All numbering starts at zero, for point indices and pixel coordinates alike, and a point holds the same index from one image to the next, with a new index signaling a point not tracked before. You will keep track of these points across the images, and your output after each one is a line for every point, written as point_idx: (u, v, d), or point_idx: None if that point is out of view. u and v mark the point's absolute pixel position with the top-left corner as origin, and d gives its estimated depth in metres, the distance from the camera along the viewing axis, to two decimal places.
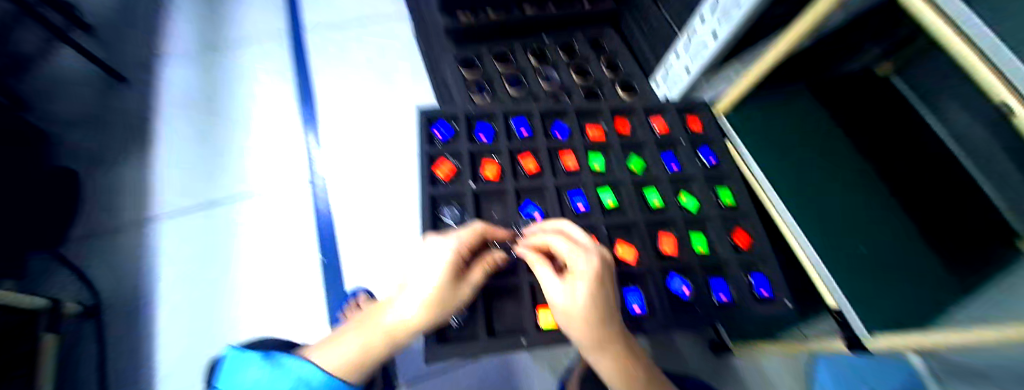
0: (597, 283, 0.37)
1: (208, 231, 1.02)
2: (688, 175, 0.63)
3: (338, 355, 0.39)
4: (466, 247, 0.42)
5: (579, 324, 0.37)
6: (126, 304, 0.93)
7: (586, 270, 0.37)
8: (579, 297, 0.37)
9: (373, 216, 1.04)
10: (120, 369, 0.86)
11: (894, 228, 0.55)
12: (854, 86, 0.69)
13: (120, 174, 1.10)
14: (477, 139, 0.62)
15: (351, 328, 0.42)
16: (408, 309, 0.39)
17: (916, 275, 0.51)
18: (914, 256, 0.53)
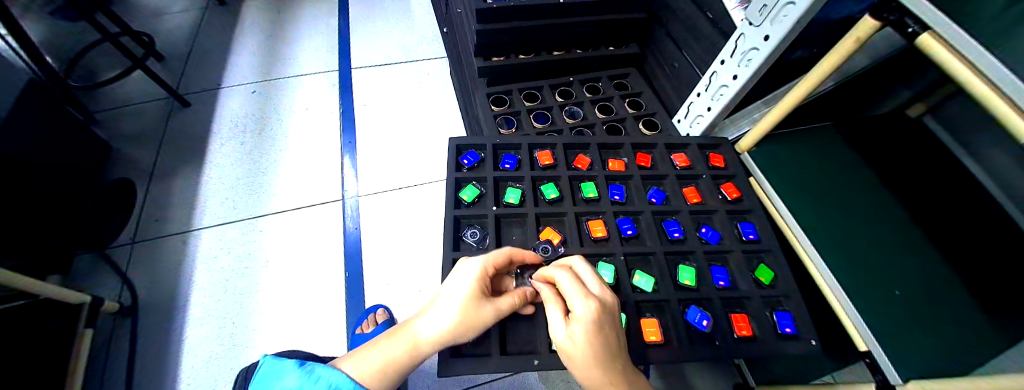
0: (597, 327, 0.38)
1: (246, 241, 1.09)
2: (709, 207, 0.65)
3: (369, 364, 0.43)
4: (494, 265, 0.47)
5: (581, 364, 0.38)
6: (163, 306, 0.99)
7: (583, 315, 0.39)
8: (575, 339, 0.39)
9: (397, 235, 1.09)
10: (145, 367, 0.89)
11: (930, 271, 0.53)
12: (886, 125, 0.70)
13: (175, 186, 1.22)
14: (502, 167, 0.66)
15: (382, 338, 0.46)
16: (438, 321, 0.43)
17: (956, 322, 0.49)
18: (956, 302, 0.50)
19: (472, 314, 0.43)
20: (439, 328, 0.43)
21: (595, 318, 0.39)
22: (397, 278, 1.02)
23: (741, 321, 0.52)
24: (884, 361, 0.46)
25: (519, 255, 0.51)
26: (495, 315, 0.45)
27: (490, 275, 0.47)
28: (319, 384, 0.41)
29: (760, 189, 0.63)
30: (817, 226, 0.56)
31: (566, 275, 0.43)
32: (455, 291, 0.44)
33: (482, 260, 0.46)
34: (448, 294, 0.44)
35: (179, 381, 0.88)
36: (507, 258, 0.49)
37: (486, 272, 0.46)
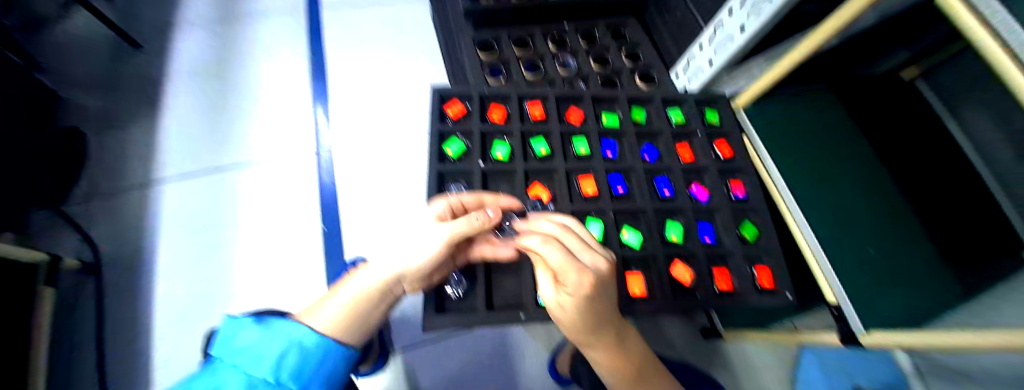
0: (590, 298, 0.36)
1: (214, 195, 1.01)
2: (700, 165, 0.63)
3: (328, 313, 0.39)
4: (461, 202, 0.48)
5: (571, 324, 0.39)
6: (128, 264, 0.93)
7: (571, 288, 0.35)
8: (568, 306, 0.37)
9: (378, 190, 1.04)
10: (119, 324, 0.86)
11: (907, 229, 0.55)
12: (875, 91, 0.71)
13: (126, 137, 1.10)
14: (488, 119, 0.61)
15: (338, 287, 0.43)
16: (404, 255, 0.42)
17: (922, 277, 0.51)
18: (923, 259, 0.53)
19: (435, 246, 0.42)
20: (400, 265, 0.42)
21: (583, 295, 0.35)
22: (376, 232, 0.98)
23: (721, 277, 0.54)
24: (851, 314, 0.48)
25: (492, 200, 0.51)
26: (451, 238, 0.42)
27: (457, 214, 0.47)
28: (280, 337, 0.35)
29: (753, 148, 0.63)
30: (804, 185, 0.56)
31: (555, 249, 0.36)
32: (416, 230, 0.44)
33: (447, 198, 0.47)
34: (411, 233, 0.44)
35: (153, 337, 0.86)
36: (479, 201, 0.50)
37: (451, 208, 0.47)
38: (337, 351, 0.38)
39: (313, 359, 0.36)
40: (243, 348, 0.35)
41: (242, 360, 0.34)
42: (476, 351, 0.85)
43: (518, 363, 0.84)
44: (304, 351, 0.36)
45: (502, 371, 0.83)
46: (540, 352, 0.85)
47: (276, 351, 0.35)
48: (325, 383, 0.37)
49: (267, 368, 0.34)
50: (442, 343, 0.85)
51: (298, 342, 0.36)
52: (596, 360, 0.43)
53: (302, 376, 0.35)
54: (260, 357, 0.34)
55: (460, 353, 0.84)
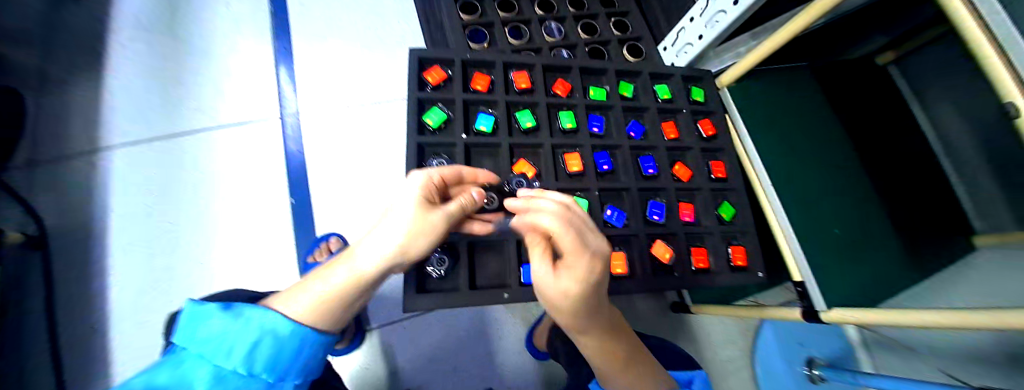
0: (591, 280, 0.32)
1: (166, 161, 0.91)
2: (685, 145, 0.63)
3: (305, 301, 0.36)
4: (442, 177, 0.43)
5: (568, 310, 0.36)
6: (73, 237, 0.83)
7: (574, 270, 0.32)
8: (567, 292, 0.33)
9: (352, 160, 0.97)
10: (70, 301, 0.79)
11: (860, 214, 0.62)
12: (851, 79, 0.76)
13: (50, 92, 0.94)
14: (471, 87, 0.57)
15: (315, 274, 0.39)
16: (385, 243, 0.37)
17: (867, 255, 0.59)
18: (869, 239, 0.61)
19: (425, 226, 0.38)
20: (384, 247, 0.37)
21: (585, 277, 0.32)
22: (349, 205, 0.94)
23: (700, 255, 0.55)
24: (816, 293, 0.52)
25: (471, 174, 0.48)
26: (445, 221, 0.40)
27: (439, 188, 0.42)
28: (251, 326, 0.34)
29: (733, 128, 0.63)
30: (778, 169, 0.57)
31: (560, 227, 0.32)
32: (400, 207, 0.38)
33: (427, 170, 0.42)
34: (394, 211, 0.39)
35: (110, 315, 0.78)
36: (458, 174, 0.46)
37: (433, 182, 0.41)
38: (314, 338, 0.36)
39: (289, 346, 0.35)
40: (210, 338, 0.33)
41: (209, 350, 0.32)
42: (454, 325, 0.86)
43: (496, 337, 0.86)
44: (278, 339, 0.34)
45: (478, 347, 0.85)
46: (516, 328, 0.87)
47: (246, 341, 0.33)
48: (303, 368, 0.36)
49: (238, 359, 0.33)
50: (417, 319, 0.85)
51: (271, 330, 0.34)
52: (586, 348, 0.42)
53: (276, 366, 0.34)
54: (229, 347, 0.33)
55: (437, 330, 0.85)
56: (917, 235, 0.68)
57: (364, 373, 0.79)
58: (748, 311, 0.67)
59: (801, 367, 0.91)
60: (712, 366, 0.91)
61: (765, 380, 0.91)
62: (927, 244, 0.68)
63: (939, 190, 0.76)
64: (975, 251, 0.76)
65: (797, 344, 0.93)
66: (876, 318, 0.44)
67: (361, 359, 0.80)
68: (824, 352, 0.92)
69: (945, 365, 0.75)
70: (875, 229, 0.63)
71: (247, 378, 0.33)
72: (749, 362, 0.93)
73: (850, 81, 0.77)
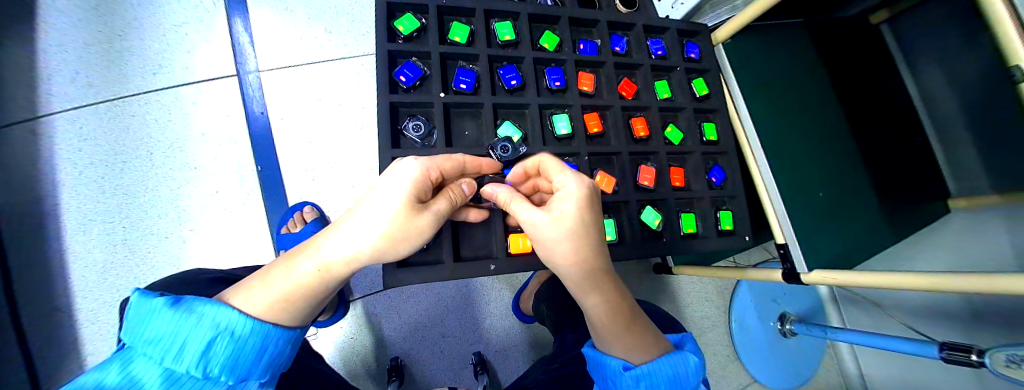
0: (587, 199, 0.39)
1: (117, 128, 0.82)
2: (678, 105, 0.59)
3: (267, 295, 0.34)
4: (440, 169, 0.39)
5: (569, 240, 0.38)
6: (20, 214, 0.76)
7: (573, 189, 0.39)
8: (566, 212, 0.38)
9: (323, 123, 0.89)
10: (31, 283, 0.74)
11: (841, 181, 0.64)
12: (842, 41, 0.74)
13: None
14: (449, 40, 0.52)
15: (277, 264, 0.36)
16: (359, 238, 0.35)
17: (847, 219, 0.61)
18: (849, 204, 0.63)
19: (407, 229, 0.36)
20: (359, 246, 0.35)
21: (582, 190, 0.39)
22: (323, 172, 0.88)
23: (689, 220, 0.55)
24: (800, 257, 0.54)
25: (473, 163, 0.44)
26: (434, 223, 0.38)
27: (433, 181, 0.39)
28: (203, 324, 0.31)
29: (727, 89, 0.60)
30: (768, 132, 0.57)
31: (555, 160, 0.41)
32: (380, 203, 0.35)
33: (424, 160, 0.37)
34: (372, 206, 0.35)
35: (73, 295, 0.74)
36: (458, 165, 0.42)
37: (428, 175, 0.37)
38: (278, 334, 0.35)
39: (250, 344, 0.33)
40: (158, 338, 0.31)
41: (158, 352, 0.30)
42: (440, 295, 0.85)
43: (482, 305, 0.86)
44: (236, 337, 0.32)
45: (464, 313, 0.85)
46: (503, 294, 0.88)
47: (199, 341, 0.31)
48: (268, 365, 0.35)
49: (191, 361, 0.31)
50: (401, 288, 0.84)
51: (226, 329, 0.32)
52: (592, 303, 0.42)
53: (236, 366, 0.33)
54: (181, 348, 0.31)
55: (422, 298, 0.84)
56: (893, 198, 0.69)
57: (350, 341, 0.79)
58: (730, 272, 0.69)
59: (774, 322, 0.96)
60: (691, 323, 0.95)
61: (740, 340, 0.94)
62: (901, 206, 0.70)
63: (921, 152, 0.77)
64: (950, 214, 0.78)
65: (770, 300, 0.98)
66: (849, 281, 0.47)
67: (342, 331, 0.79)
68: (797, 309, 0.97)
69: (912, 320, 0.80)
70: (853, 190, 0.65)
71: (203, 381, 0.32)
72: (726, 319, 0.97)
73: (844, 39, 0.75)
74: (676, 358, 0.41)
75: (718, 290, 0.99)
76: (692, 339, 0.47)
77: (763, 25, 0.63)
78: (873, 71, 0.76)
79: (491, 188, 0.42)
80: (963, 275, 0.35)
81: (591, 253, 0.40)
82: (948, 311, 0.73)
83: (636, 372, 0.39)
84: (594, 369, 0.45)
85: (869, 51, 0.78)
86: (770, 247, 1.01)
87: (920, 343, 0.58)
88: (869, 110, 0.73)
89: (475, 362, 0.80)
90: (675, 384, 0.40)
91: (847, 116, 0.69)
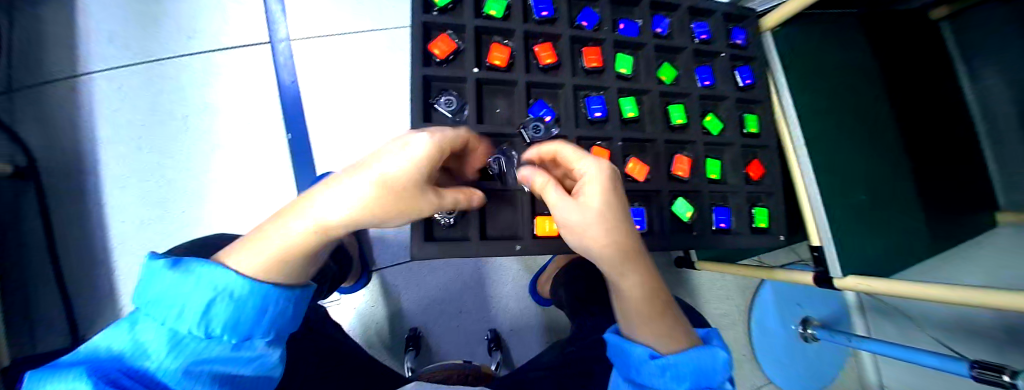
0: (608, 183, 0.37)
1: (152, 91, 0.84)
2: (720, 93, 0.56)
3: (259, 255, 0.32)
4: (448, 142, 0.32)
5: (596, 228, 0.37)
6: (62, 169, 0.79)
7: (596, 175, 0.36)
8: (591, 200, 0.36)
9: (350, 95, 0.89)
10: (72, 237, 0.77)
11: (886, 184, 0.61)
12: (900, 33, 0.69)
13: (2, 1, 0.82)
14: (486, 15, 0.50)
15: (269, 225, 0.33)
16: (338, 206, 0.29)
17: (888, 225, 0.58)
18: (892, 207, 0.60)
19: (391, 205, 0.30)
20: (340, 215, 0.30)
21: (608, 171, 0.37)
22: (348, 144, 0.88)
23: (722, 215, 0.53)
24: (835, 260, 0.52)
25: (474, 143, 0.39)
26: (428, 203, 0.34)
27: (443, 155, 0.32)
28: (199, 285, 0.29)
29: (773, 82, 0.57)
30: (812, 126, 0.54)
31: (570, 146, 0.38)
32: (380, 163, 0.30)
33: (435, 136, 0.30)
34: (355, 178, 0.29)
35: (111, 248, 0.78)
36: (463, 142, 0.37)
37: (437, 151, 0.31)
38: (276, 294, 0.33)
39: (250, 304, 0.31)
40: (159, 298, 0.29)
41: (160, 312, 0.29)
42: (458, 272, 0.86)
43: (497, 287, 0.87)
44: (235, 298, 0.30)
45: (482, 291, 0.86)
46: (521, 276, 0.88)
47: (198, 301, 0.29)
48: (272, 323, 0.33)
49: (192, 321, 0.29)
50: (420, 262, 0.85)
51: (224, 289, 0.30)
52: (628, 288, 0.41)
53: (237, 326, 0.31)
54: (179, 310, 0.29)
55: (442, 272, 0.85)
56: (940, 204, 0.66)
57: (368, 312, 0.81)
58: (757, 271, 0.67)
59: (795, 325, 0.93)
60: (710, 319, 0.93)
61: (758, 337, 0.93)
62: (948, 214, 0.66)
63: (974, 158, 0.72)
64: (995, 227, 0.74)
65: (793, 304, 0.95)
66: (882, 288, 0.45)
67: (364, 299, 0.81)
68: (820, 313, 0.94)
69: (938, 334, 0.78)
70: (897, 194, 0.61)
71: (205, 340, 0.30)
72: (746, 317, 0.95)
73: (902, 32, 0.70)
74: (705, 352, 0.39)
75: (740, 288, 0.97)
76: (719, 334, 0.46)
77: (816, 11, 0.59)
78: (931, 67, 0.71)
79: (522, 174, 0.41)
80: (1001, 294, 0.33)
81: (623, 237, 0.38)
82: (977, 328, 0.72)
83: (661, 362, 0.38)
84: (613, 355, 0.44)
85: (928, 46, 0.72)
86: (798, 249, 0.98)
87: (950, 359, 0.56)
88: (923, 110, 0.68)
89: (489, 339, 0.82)
90: (700, 377, 0.38)
91: (899, 114, 0.65)
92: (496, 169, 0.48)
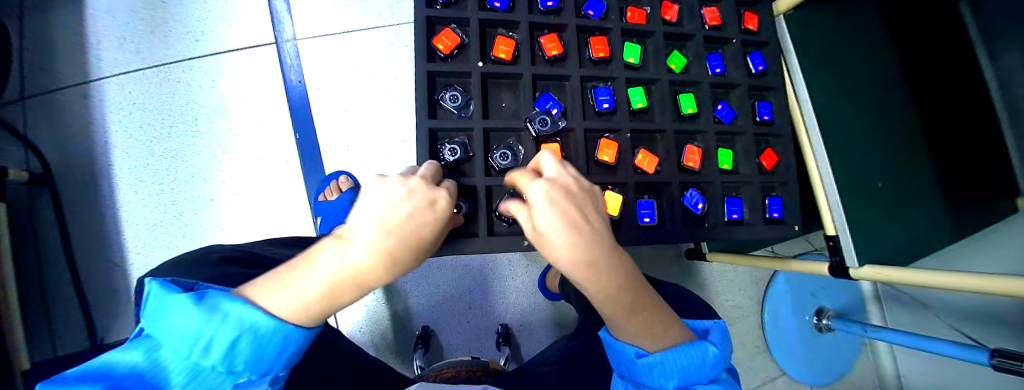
0: (556, 202, 0.32)
1: (161, 94, 0.85)
2: (731, 81, 0.55)
3: (295, 296, 0.28)
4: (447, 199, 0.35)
5: (561, 249, 0.32)
6: (74, 173, 0.80)
7: (540, 196, 0.32)
8: (540, 224, 0.32)
9: (356, 93, 0.89)
10: (87, 240, 0.79)
11: (904, 171, 0.59)
12: (919, 15, 0.67)
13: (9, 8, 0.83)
14: (490, 7, 0.49)
15: (306, 261, 0.30)
16: (364, 248, 0.28)
17: (906, 213, 0.57)
18: (911, 195, 0.59)
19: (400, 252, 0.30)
20: (360, 258, 0.28)
21: (581, 186, 0.35)
22: (354, 142, 0.88)
23: (734, 206, 0.52)
24: (850, 250, 0.50)
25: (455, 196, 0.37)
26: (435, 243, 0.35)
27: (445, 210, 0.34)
28: (227, 320, 0.26)
29: (786, 68, 0.56)
30: (826, 113, 0.53)
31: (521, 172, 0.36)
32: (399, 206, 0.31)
33: (434, 195, 0.34)
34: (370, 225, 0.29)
35: (126, 250, 0.79)
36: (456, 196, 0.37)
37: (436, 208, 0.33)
38: (300, 333, 0.28)
39: (273, 342, 0.27)
40: (177, 333, 0.25)
41: (181, 347, 0.25)
42: (467, 268, 0.86)
43: (506, 282, 0.87)
44: (261, 334, 0.27)
45: (492, 286, 0.86)
46: (530, 271, 0.88)
47: (222, 339, 0.25)
48: (290, 359, 0.30)
49: (216, 356, 0.26)
50: (429, 260, 0.85)
51: (250, 326, 0.26)
52: (597, 298, 0.36)
53: (257, 364, 0.27)
54: (201, 346, 0.25)
55: (451, 269, 0.86)
56: (960, 191, 0.64)
57: (378, 309, 0.82)
58: (770, 262, 0.66)
59: (810, 317, 0.92)
60: (721, 311, 0.93)
61: (771, 329, 0.92)
62: (969, 200, 0.65)
63: (996, 142, 0.70)
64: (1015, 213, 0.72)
65: (806, 295, 0.94)
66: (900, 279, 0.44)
67: (373, 295, 0.82)
68: (835, 303, 0.93)
69: (956, 321, 0.78)
70: (916, 180, 0.60)
71: (226, 376, 0.27)
72: (758, 309, 0.94)
73: (922, 13, 0.67)
74: (695, 349, 0.35)
75: (752, 280, 0.96)
76: (723, 328, 0.41)
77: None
78: (951, 48, 0.69)
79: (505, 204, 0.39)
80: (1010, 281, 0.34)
81: (597, 257, 0.32)
82: (997, 314, 0.72)
83: (649, 360, 0.35)
84: (610, 355, 0.42)
85: (948, 27, 0.70)
86: (810, 239, 0.96)
87: (970, 347, 0.54)
88: (944, 93, 0.66)
89: (500, 334, 0.82)
90: (689, 375, 0.35)
91: (918, 98, 0.63)
92: (502, 164, 0.48)
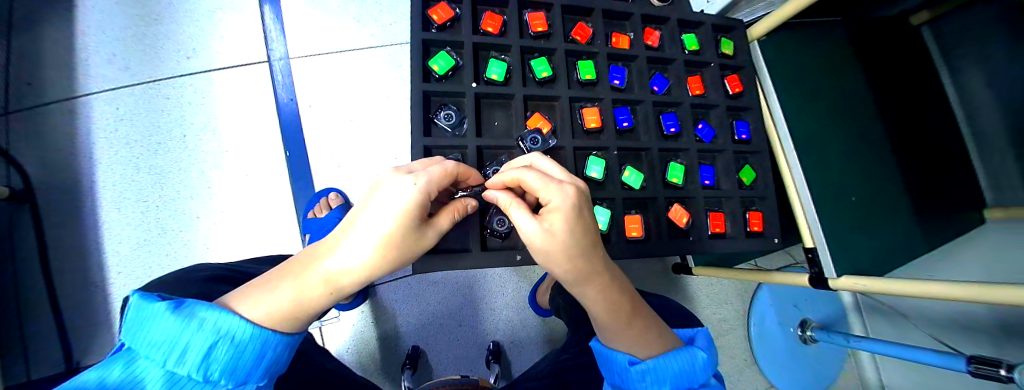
0: (574, 213, 0.33)
1: (150, 110, 0.85)
2: (710, 102, 0.58)
3: (274, 302, 0.30)
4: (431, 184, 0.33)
5: (562, 258, 0.34)
6: (59, 189, 0.79)
7: (561, 203, 0.33)
8: (554, 230, 0.33)
9: (349, 110, 0.90)
10: (68, 257, 0.77)
11: (875, 186, 0.62)
12: (883, 40, 0.71)
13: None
14: (482, 31, 0.51)
15: (284, 273, 0.32)
16: (357, 255, 0.31)
17: (879, 226, 0.60)
18: (883, 208, 0.62)
19: (377, 263, 0.32)
20: (345, 268, 0.31)
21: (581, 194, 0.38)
22: (348, 158, 0.88)
23: (716, 220, 0.54)
24: (828, 261, 0.53)
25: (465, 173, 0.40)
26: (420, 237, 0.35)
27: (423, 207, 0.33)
28: (203, 330, 0.27)
29: (762, 90, 0.59)
30: (801, 132, 0.56)
31: (535, 172, 0.35)
32: (382, 207, 0.31)
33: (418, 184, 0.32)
34: (363, 227, 0.31)
35: (107, 269, 0.77)
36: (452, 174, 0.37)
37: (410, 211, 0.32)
38: (276, 340, 0.30)
39: (250, 348, 0.29)
40: (155, 342, 0.27)
41: (157, 355, 0.26)
42: (457, 283, 0.86)
43: (497, 297, 0.87)
44: (236, 342, 0.28)
45: (483, 303, 0.86)
46: (521, 286, 0.88)
47: (197, 346, 0.26)
48: (269, 368, 0.31)
49: (191, 364, 0.26)
50: (421, 276, 0.85)
51: (225, 332, 0.28)
52: (590, 306, 0.39)
53: (236, 370, 0.28)
54: (177, 354, 0.26)
55: (442, 287, 0.85)
56: (929, 205, 0.67)
57: (368, 327, 0.81)
58: (753, 275, 0.68)
59: (794, 328, 0.94)
60: (708, 324, 0.94)
61: (758, 339, 0.94)
62: (938, 213, 0.68)
63: (961, 159, 0.74)
64: (983, 224, 0.75)
65: (790, 304, 0.96)
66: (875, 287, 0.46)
67: (361, 315, 0.81)
68: (818, 315, 0.96)
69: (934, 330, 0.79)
70: (887, 195, 0.63)
71: (202, 384, 0.27)
72: (745, 320, 0.96)
73: (885, 39, 0.72)
74: (686, 353, 0.37)
75: (738, 293, 0.98)
76: (706, 334, 0.43)
77: (799, 21, 0.61)
78: (915, 72, 0.74)
79: (489, 193, 0.38)
80: (970, 287, 0.36)
81: (593, 268, 0.36)
82: (976, 324, 0.72)
83: (641, 367, 0.36)
84: (601, 365, 0.42)
85: (910, 52, 0.75)
86: (794, 250, 0.99)
87: (945, 355, 0.56)
88: (909, 112, 0.70)
89: (490, 352, 0.82)
90: (682, 379, 0.36)
91: (885, 117, 0.67)
92: None
